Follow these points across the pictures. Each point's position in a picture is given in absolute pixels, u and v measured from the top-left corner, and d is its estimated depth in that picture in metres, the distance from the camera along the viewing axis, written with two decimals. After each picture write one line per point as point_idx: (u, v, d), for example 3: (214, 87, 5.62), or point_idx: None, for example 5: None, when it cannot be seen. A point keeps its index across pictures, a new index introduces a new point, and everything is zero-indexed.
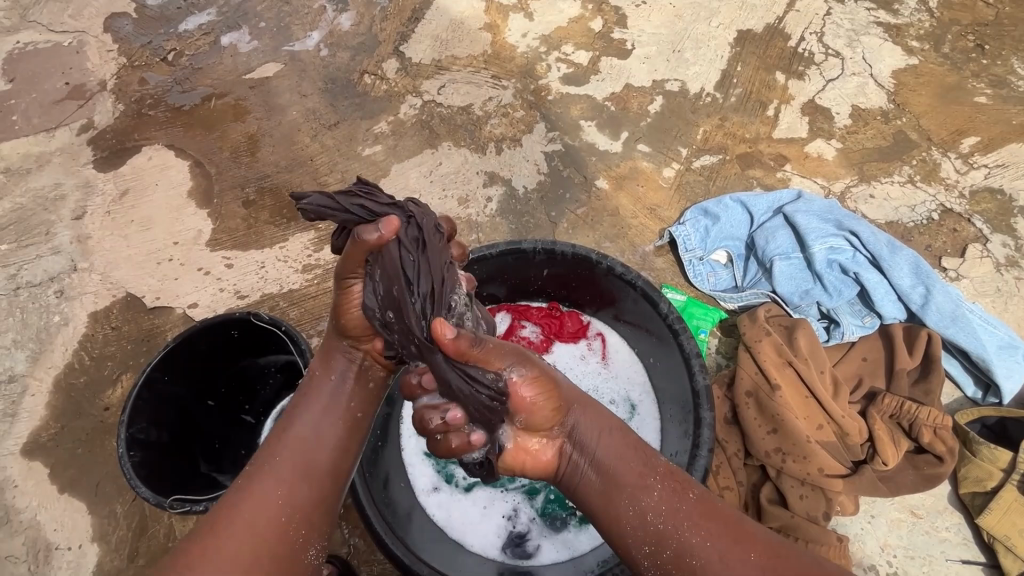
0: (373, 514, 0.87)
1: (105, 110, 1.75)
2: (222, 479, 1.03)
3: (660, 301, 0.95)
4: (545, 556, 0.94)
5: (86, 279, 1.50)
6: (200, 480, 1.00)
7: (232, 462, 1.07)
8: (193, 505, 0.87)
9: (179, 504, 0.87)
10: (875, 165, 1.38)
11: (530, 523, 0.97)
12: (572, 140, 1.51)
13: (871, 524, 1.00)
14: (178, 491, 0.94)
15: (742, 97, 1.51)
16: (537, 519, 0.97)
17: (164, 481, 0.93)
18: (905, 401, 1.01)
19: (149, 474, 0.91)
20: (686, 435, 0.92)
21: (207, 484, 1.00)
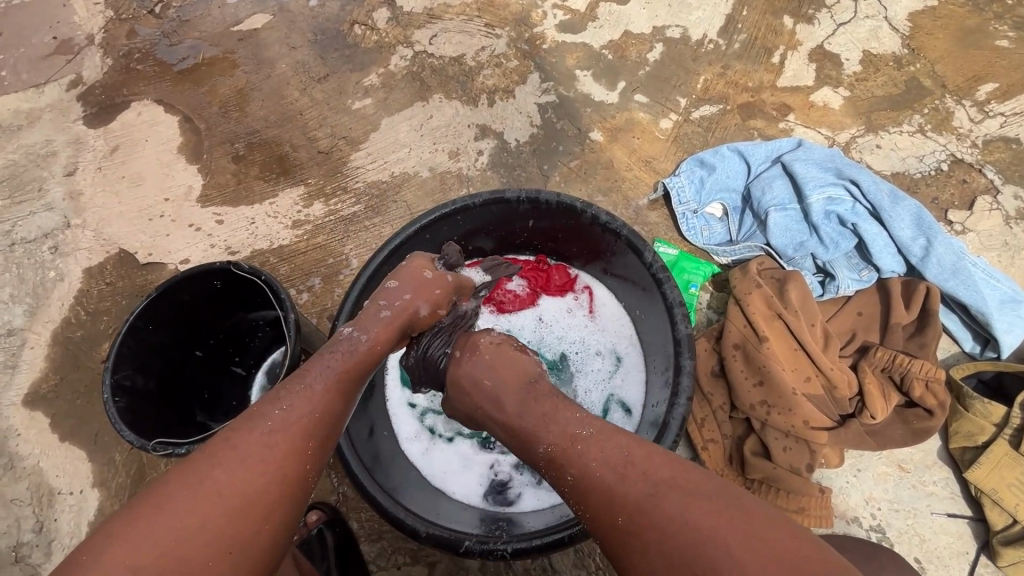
0: (354, 461, 0.85)
1: (93, 65, 1.72)
2: (215, 426, 1.06)
3: (644, 250, 0.90)
4: (526, 504, 0.94)
5: (79, 235, 1.50)
6: (190, 428, 1.02)
7: (224, 412, 1.10)
8: (176, 450, 0.87)
9: (163, 448, 0.87)
10: (884, 115, 1.31)
11: (512, 472, 0.98)
12: (567, 91, 1.45)
13: (857, 478, 0.99)
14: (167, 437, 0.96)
15: (747, 43, 1.43)
16: (519, 468, 0.98)
17: (152, 427, 0.94)
18: (898, 354, 0.98)
19: (136, 420, 0.92)
20: (667, 385, 0.90)
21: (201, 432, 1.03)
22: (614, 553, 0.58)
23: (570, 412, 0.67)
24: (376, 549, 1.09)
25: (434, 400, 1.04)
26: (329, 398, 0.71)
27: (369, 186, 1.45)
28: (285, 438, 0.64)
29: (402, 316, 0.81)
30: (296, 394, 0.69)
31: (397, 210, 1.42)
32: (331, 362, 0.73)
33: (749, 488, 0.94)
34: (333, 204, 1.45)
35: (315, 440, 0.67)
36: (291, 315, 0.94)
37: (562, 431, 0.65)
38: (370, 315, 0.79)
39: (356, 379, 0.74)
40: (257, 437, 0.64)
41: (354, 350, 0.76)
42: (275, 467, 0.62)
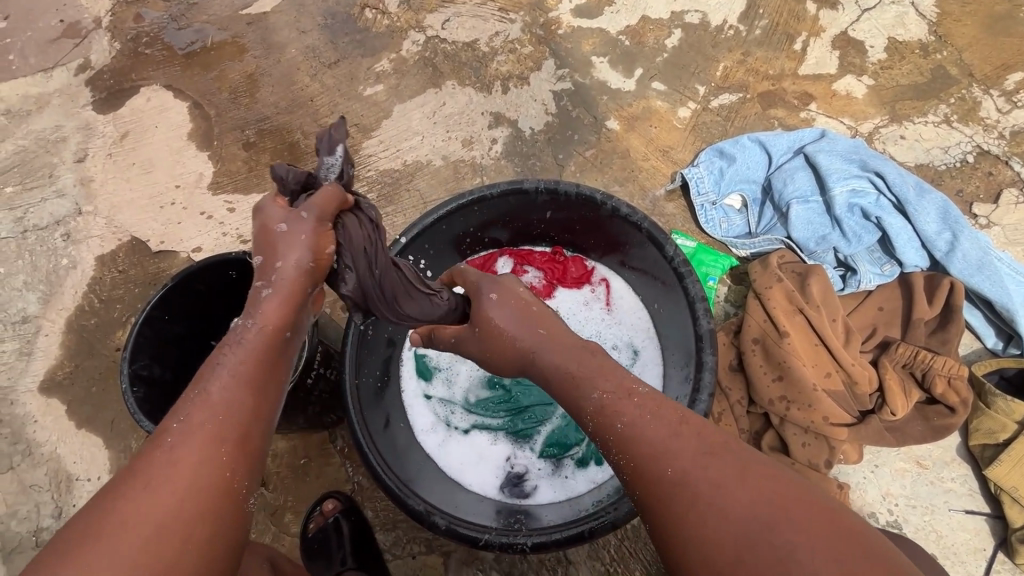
0: (373, 455, 0.85)
1: (101, 49, 1.70)
2: None
3: (665, 243, 0.89)
4: (542, 496, 0.94)
5: (91, 222, 1.50)
6: None
7: None
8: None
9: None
10: (909, 104, 1.28)
11: (529, 464, 0.98)
12: (582, 78, 1.42)
13: (874, 474, 0.98)
14: None
15: (768, 29, 1.40)
16: (536, 460, 0.98)
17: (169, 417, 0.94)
18: (920, 350, 0.97)
19: (152, 411, 0.92)
20: (687, 380, 0.89)
21: None
22: (657, 508, 0.55)
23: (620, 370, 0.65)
24: (391, 537, 1.11)
25: (449, 392, 1.04)
26: (239, 391, 0.57)
27: (382, 174, 1.44)
28: (193, 446, 0.53)
29: (296, 281, 0.62)
30: (194, 402, 0.55)
31: (410, 199, 1.41)
32: (226, 354, 0.58)
33: None
34: None
35: (227, 441, 0.54)
36: None
37: (620, 383, 0.64)
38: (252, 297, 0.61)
39: (261, 363, 0.59)
40: (161, 456, 0.52)
41: (247, 337, 0.59)
42: (186, 482, 0.51)
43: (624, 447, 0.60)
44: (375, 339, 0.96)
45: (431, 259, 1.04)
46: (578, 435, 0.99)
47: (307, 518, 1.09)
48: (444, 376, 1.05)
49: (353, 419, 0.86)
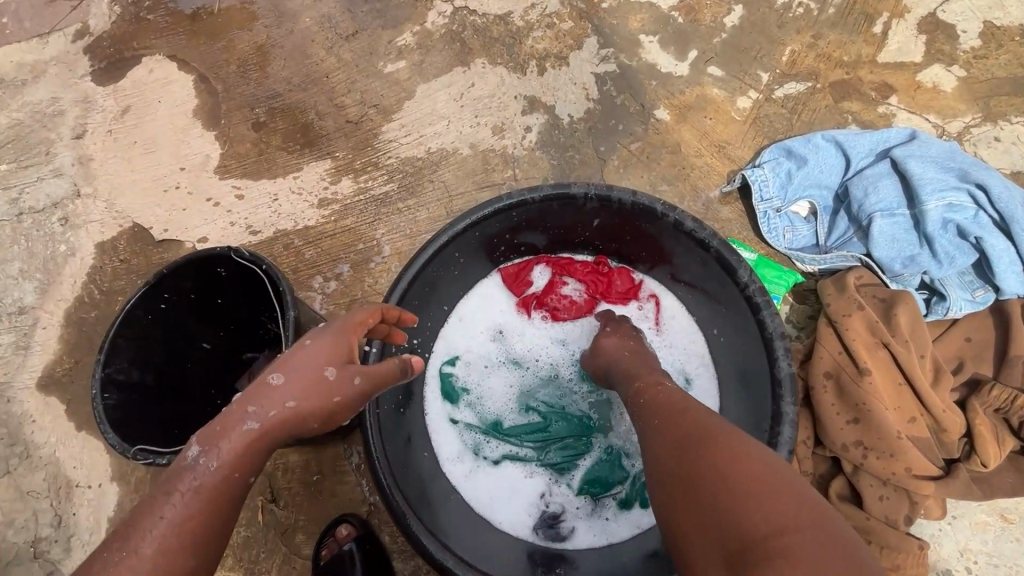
0: (402, 503, 0.75)
1: (100, 13, 1.56)
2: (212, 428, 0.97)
3: (738, 267, 0.76)
4: (579, 540, 0.86)
5: (90, 206, 1.39)
6: (184, 427, 0.94)
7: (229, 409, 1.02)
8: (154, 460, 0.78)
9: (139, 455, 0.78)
10: (1004, 101, 1.13)
11: (565, 503, 0.88)
12: (629, 59, 1.27)
13: (952, 527, 0.87)
14: (153, 438, 0.88)
15: (844, 8, 1.23)
16: (573, 499, 0.88)
17: (140, 426, 0.87)
18: (1018, 394, 0.85)
19: (121, 420, 0.85)
20: (756, 423, 0.77)
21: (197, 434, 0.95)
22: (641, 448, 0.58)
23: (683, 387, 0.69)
24: (410, 565, 1.04)
25: (477, 418, 0.93)
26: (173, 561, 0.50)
27: (403, 162, 1.31)
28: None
29: (278, 428, 0.58)
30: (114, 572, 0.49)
31: (434, 191, 1.28)
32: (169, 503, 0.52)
33: None
34: (363, 181, 1.31)
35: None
36: (291, 313, 0.84)
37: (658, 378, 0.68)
38: (230, 425, 0.56)
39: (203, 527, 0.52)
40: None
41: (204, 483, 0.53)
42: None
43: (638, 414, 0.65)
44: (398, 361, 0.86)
45: (459, 269, 0.93)
46: (620, 472, 0.89)
47: (318, 545, 1.02)
48: (472, 399, 0.95)
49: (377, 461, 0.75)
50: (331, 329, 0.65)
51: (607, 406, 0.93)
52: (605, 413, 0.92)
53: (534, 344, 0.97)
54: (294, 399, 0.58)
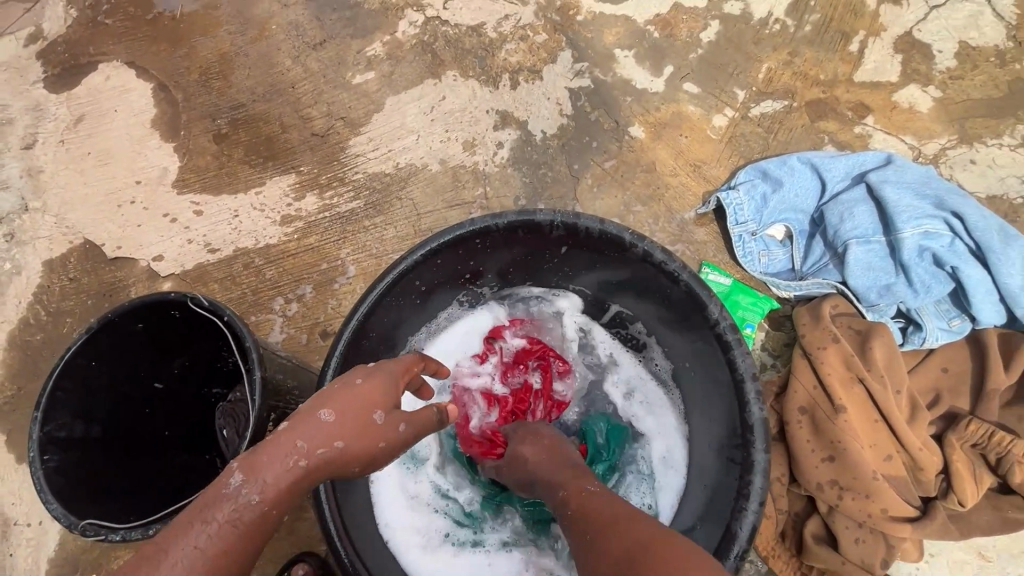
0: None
1: (54, 16, 1.48)
2: (167, 475, 0.91)
3: (708, 302, 0.73)
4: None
5: (39, 221, 1.32)
6: (138, 481, 0.86)
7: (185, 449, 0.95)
8: (107, 535, 0.70)
9: (92, 529, 0.70)
10: (979, 122, 1.11)
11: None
12: (604, 74, 1.23)
13: (930, 566, 0.84)
14: (103, 497, 0.80)
15: (820, 25, 1.21)
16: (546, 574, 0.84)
17: (90, 489, 0.79)
18: (996, 431, 0.82)
19: (68, 483, 0.76)
20: (727, 466, 0.73)
21: (152, 489, 0.87)
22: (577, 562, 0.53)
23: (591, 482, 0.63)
24: None
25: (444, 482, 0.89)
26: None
27: (370, 178, 1.26)
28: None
29: (321, 470, 0.55)
30: None
31: (403, 209, 1.23)
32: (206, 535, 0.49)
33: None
34: (328, 197, 1.26)
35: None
36: (256, 361, 0.75)
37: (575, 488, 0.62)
38: (274, 457, 0.53)
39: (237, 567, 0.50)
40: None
41: (250, 524, 0.51)
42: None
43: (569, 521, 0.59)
44: None
45: (421, 297, 0.88)
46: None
47: None
48: (436, 464, 0.90)
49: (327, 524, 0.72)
50: (380, 369, 0.61)
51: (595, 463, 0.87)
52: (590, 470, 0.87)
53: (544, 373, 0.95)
54: (349, 446, 0.56)
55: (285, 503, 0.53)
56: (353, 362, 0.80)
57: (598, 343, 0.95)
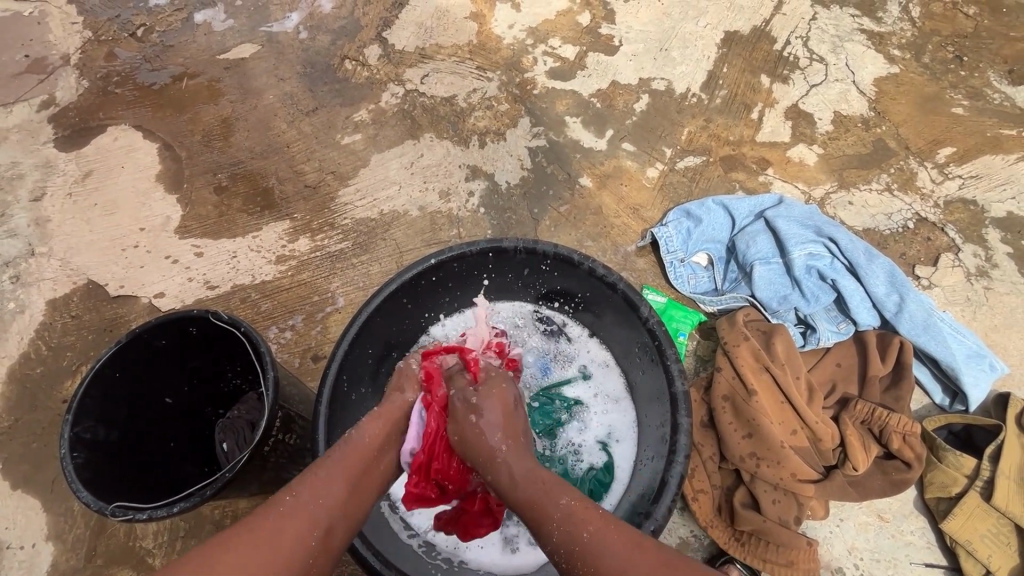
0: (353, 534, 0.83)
1: (68, 86, 1.66)
2: (170, 481, 1.00)
3: (640, 304, 0.92)
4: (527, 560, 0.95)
5: (44, 264, 1.43)
6: (147, 484, 0.96)
7: (184, 462, 1.05)
8: (136, 515, 0.82)
9: (120, 512, 0.81)
10: (854, 173, 1.40)
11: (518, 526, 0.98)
12: (557, 136, 1.48)
13: (840, 528, 1.01)
14: (120, 495, 0.89)
15: (727, 98, 1.51)
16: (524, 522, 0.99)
17: (110, 485, 0.88)
18: (876, 408, 1.03)
19: (93, 478, 0.86)
20: (664, 439, 0.89)
21: (160, 493, 0.97)
22: None
23: (557, 495, 0.72)
24: None
25: None
26: (352, 497, 0.73)
27: (357, 222, 1.44)
28: (289, 529, 0.66)
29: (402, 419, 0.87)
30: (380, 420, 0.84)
31: (386, 248, 1.40)
32: (332, 452, 0.76)
33: (739, 541, 0.97)
34: (319, 239, 1.42)
35: (318, 529, 0.68)
36: (269, 364, 0.90)
37: (564, 519, 0.69)
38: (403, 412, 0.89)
39: (359, 472, 0.76)
40: (267, 521, 0.66)
41: (360, 447, 0.78)
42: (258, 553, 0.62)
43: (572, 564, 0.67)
44: (354, 399, 0.98)
45: (407, 314, 1.05)
46: None
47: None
48: None
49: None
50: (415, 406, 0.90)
51: (555, 426, 1.05)
52: (552, 430, 1.05)
53: None
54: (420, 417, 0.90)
55: (383, 432, 0.83)
56: (348, 367, 0.95)
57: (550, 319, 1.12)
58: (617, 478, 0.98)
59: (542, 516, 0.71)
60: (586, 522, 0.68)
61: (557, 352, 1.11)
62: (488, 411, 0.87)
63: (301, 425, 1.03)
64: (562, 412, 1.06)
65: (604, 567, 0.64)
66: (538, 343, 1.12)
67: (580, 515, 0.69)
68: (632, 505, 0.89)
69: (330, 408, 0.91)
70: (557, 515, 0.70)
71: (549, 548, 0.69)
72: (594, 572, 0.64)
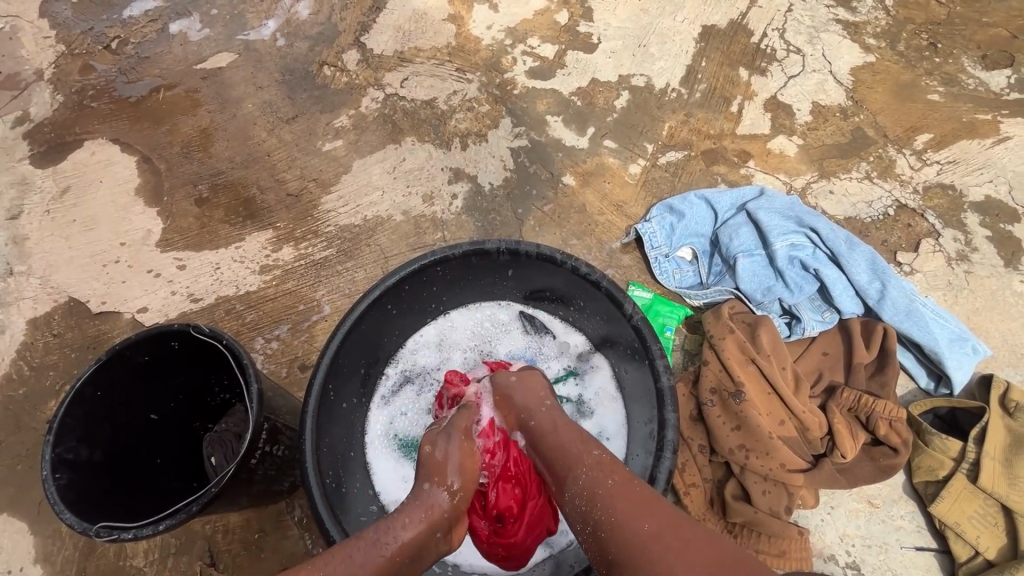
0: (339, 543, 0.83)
1: (42, 101, 1.64)
2: (159, 498, 0.99)
3: (624, 301, 0.93)
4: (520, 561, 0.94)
5: (23, 283, 1.41)
6: (135, 502, 0.95)
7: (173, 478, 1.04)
8: (122, 533, 0.80)
9: (105, 532, 0.80)
10: (834, 162, 1.41)
11: None
12: (539, 135, 1.48)
13: (831, 516, 1.02)
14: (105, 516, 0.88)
15: (707, 92, 1.51)
16: None
17: (94, 506, 0.87)
18: (863, 395, 1.03)
19: (76, 498, 0.84)
20: (651, 435, 0.90)
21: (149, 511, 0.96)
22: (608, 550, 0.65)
23: (588, 446, 0.78)
24: None
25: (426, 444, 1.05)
26: None
27: (341, 229, 1.43)
28: None
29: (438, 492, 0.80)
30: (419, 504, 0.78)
31: (371, 253, 1.40)
32: (364, 545, 0.70)
33: (732, 532, 0.97)
34: (303, 248, 1.41)
35: None
36: (252, 378, 0.89)
37: (594, 471, 0.73)
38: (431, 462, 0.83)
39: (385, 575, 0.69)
40: None
41: (390, 548, 0.71)
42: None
43: (590, 505, 0.70)
44: (343, 408, 0.98)
45: (393, 320, 1.04)
46: None
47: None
48: (427, 376, 1.10)
49: (319, 508, 0.83)
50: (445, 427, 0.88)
51: None
52: None
53: None
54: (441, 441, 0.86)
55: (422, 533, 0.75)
56: (334, 375, 0.94)
57: (537, 318, 1.12)
58: None
59: (568, 461, 0.77)
60: (611, 473, 0.72)
61: (546, 351, 1.11)
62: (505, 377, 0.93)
63: (289, 436, 1.02)
64: None
65: (619, 514, 0.67)
66: (526, 343, 1.11)
67: (607, 467, 0.73)
68: None
69: (318, 419, 0.91)
70: (587, 460, 0.75)
71: (573, 491, 0.73)
72: (607, 513, 0.68)
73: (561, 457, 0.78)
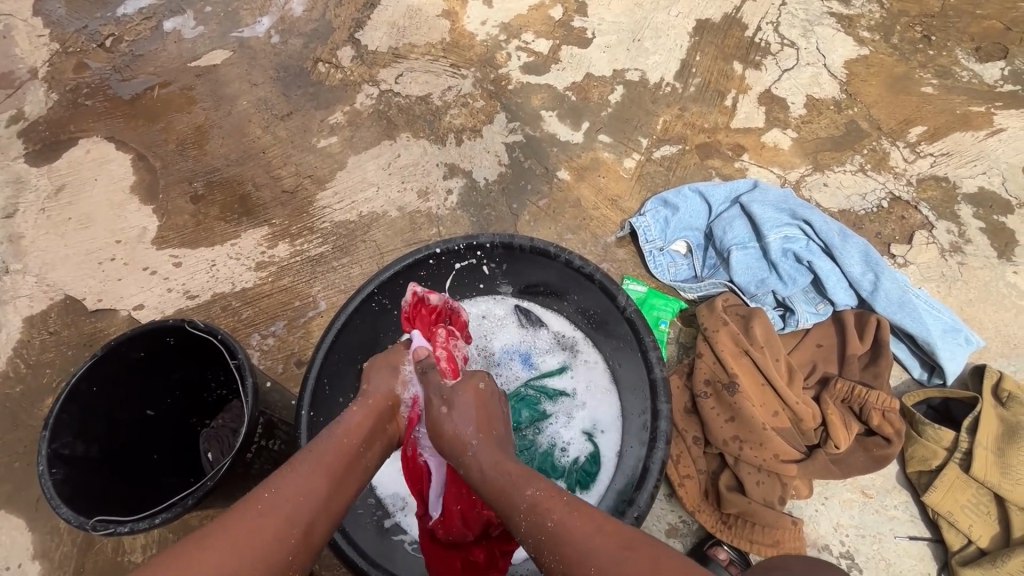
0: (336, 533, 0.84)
1: (37, 100, 1.64)
2: (156, 494, 0.99)
3: (618, 294, 0.93)
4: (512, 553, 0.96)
5: (19, 282, 1.41)
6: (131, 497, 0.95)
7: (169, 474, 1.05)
8: (118, 527, 0.81)
9: (102, 526, 0.81)
10: (828, 155, 1.41)
11: None
12: (534, 131, 1.48)
13: (825, 506, 1.02)
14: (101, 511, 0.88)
15: (701, 86, 1.51)
16: None
17: (91, 500, 0.88)
18: (856, 386, 1.04)
19: (72, 493, 0.85)
20: (645, 427, 0.90)
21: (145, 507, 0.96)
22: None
23: (524, 487, 0.72)
24: None
25: None
26: (335, 493, 0.72)
27: (336, 225, 1.43)
28: (266, 526, 0.65)
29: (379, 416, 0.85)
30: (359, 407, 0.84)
31: (367, 249, 1.40)
32: (312, 447, 0.76)
33: (726, 523, 0.97)
34: (299, 244, 1.41)
35: (297, 526, 0.67)
36: (247, 372, 0.89)
37: (532, 513, 0.68)
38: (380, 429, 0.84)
39: (342, 460, 0.76)
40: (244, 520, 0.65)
41: (336, 441, 0.77)
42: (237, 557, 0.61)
43: (540, 552, 0.66)
44: (340, 403, 0.98)
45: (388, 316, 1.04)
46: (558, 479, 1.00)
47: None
48: None
49: None
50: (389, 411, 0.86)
51: (541, 418, 1.05)
52: (537, 422, 1.05)
53: (499, 367, 1.10)
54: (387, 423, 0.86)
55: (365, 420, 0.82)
56: (330, 370, 0.95)
57: (532, 312, 1.12)
58: (604, 466, 0.99)
59: (508, 503, 0.72)
60: (551, 510, 0.67)
61: (541, 345, 1.11)
62: (462, 405, 0.86)
63: (285, 430, 1.02)
64: (546, 404, 1.06)
65: (568, 551, 0.63)
66: (522, 337, 1.12)
67: (545, 505, 0.68)
68: (618, 491, 0.89)
69: (314, 414, 0.91)
70: (523, 505, 0.70)
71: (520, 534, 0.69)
72: (558, 558, 0.63)
73: (500, 492, 0.74)
